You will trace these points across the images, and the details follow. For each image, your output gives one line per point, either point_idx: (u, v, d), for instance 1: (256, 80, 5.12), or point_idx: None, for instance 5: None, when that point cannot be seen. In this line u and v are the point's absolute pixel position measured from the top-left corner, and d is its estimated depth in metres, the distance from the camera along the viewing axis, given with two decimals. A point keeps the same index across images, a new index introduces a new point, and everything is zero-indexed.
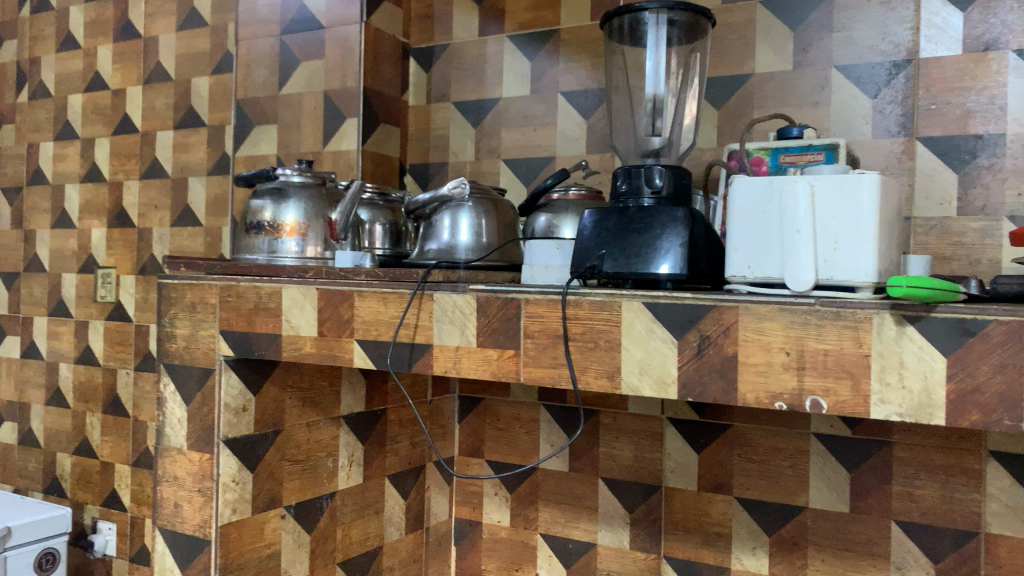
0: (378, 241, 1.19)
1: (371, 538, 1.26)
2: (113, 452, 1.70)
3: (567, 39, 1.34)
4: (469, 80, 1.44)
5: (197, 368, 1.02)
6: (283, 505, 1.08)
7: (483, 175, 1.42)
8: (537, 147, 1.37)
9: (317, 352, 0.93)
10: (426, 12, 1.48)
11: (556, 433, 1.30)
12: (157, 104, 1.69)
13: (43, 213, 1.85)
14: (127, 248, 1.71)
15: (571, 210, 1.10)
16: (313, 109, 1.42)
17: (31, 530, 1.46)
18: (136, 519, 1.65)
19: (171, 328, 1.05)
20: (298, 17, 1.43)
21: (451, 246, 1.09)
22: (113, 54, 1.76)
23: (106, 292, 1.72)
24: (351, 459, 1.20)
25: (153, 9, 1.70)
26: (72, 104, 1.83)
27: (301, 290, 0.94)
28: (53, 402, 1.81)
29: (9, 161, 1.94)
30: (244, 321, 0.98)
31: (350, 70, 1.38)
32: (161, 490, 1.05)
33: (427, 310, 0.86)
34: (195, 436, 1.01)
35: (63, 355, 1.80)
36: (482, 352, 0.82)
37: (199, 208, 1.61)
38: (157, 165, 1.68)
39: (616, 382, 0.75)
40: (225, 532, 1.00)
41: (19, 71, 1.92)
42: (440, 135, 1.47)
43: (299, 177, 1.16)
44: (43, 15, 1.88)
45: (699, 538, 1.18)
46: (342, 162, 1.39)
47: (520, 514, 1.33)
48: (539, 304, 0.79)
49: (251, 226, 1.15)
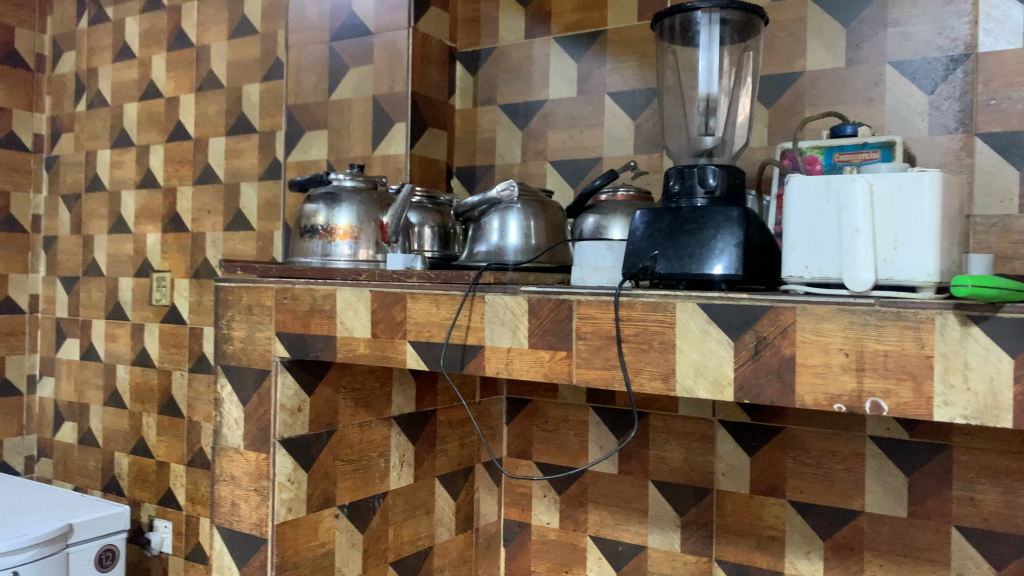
0: (427, 244, 1.20)
1: (422, 538, 1.27)
2: (169, 452, 1.74)
3: (614, 40, 1.34)
4: (515, 83, 1.44)
5: (253, 369, 1.04)
6: (336, 504, 1.10)
7: (530, 177, 1.43)
8: (585, 148, 1.37)
9: (371, 353, 0.94)
10: (473, 15, 1.49)
11: (605, 435, 1.29)
12: (210, 111, 1.72)
13: (101, 219, 1.91)
14: (182, 252, 1.74)
15: (620, 211, 1.09)
16: (362, 114, 1.43)
17: (92, 527, 1.50)
18: (191, 517, 1.69)
19: (228, 330, 1.08)
20: (347, 23, 1.45)
21: (500, 248, 1.10)
22: (167, 63, 1.81)
23: (161, 295, 1.77)
24: (402, 459, 1.21)
25: (205, 18, 1.74)
26: (127, 113, 1.88)
27: (355, 292, 0.95)
28: (111, 403, 1.86)
29: (68, 168, 1.99)
30: (300, 322, 1.00)
31: (399, 75, 1.39)
32: (218, 490, 1.08)
33: (478, 312, 0.86)
34: (252, 435, 1.04)
35: (120, 357, 1.84)
36: (534, 354, 0.82)
37: (252, 213, 1.64)
38: (210, 171, 1.71)
39: (670, 384, 0.74)
40: (281, 531, 1.02)
41: (78, 82, 1.98)
42: (486, 138, 1.48)
43: (351, 181, 1.18)
44: (100, 27, 1.94)
45: (751, 542, 1.17)
46: (390, 166, 1.41)
47: (570, 516, 1.33)
48: (591, 305, 0.79)
49: (305, 229, 1.17)
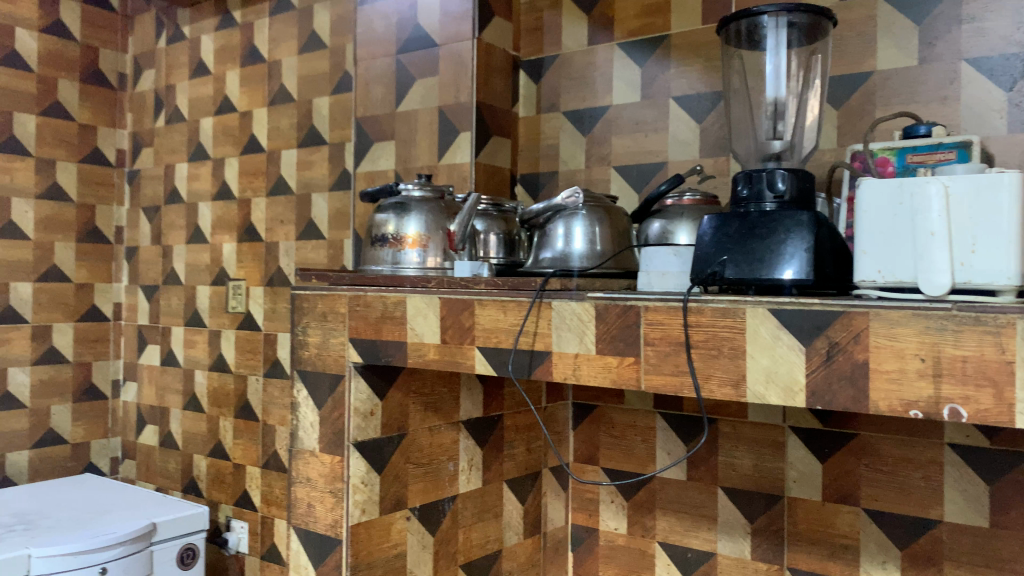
0: (493, 250, 1.22)
1: (491, 542, 1.28)
2: (245, 454, 1.80)
3: (678, 44, 1.33)
4: (579, 89, 1.45)
5: (328, 374, 1.08)
6: (408, 507, 1.12)
7: (594, 182, 1.43)
8: (649, 153, 1.36)
9: (441, 358, 0.96)
10: (535, 24, 1.51)
11: (673, 441, 1.29)
12: (282, 124, 1.78)
13: (180, 230, 1.98)
14: (256, 261, 1.80)
15: (686, 215, 1.09)
16: (428, 124, 1.46)
17: (174, 526, 1.56)
18: (267, 518, 1.74)
19: (304, 336, 1.11)
20: (413, 36, 1.48)
21: (566, 254, 1.10)
22: (241, 78, 1.87)
23: (237, 303, 1.83)
24: (470, 463, 1.23)
25: (277, 33, 1.80)
26: (203, 127, 1.95)
27: (424, 299, 0.97)
28: (190, 407, 1.93)
29: (148, 181, 2.08)
30: (372, 329, 1.03)
31: (464, 85, 1.42)
32: (295, 491, 1.11)
33: (546, 318, 0.87)
34: (327, 439, 1.07)
35: (198, 362, 1.91)
36: (602, 360, 0.83)
37: (323, 222, 1.68)
38: (283, 182, 1.77)
39: (741, 390, 0.74)
40: (355, 532, 1.05)
41: (157, 98, 2.07)
42: (550, 145, 1.49)
43: (419, 192, 1.21)
44: (178, 45, 2.02)
45: (824, 551, 1.15)
46: (456, 174, 1.43)
47: (638, 522, 1.33)
48: (660, 311, 0.79)
49: (375, 238, 1.20)
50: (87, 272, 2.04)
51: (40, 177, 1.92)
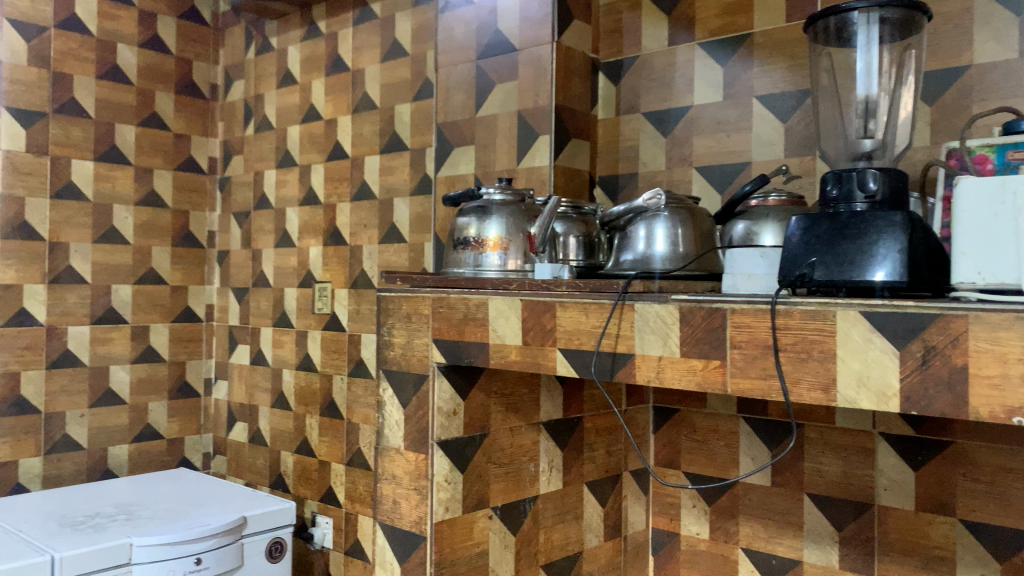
0: (573, 253, 1.22)
1: (572, 543, 1.28)
2: (330, 452, 1.85)
3: (761, 42, 1.31)
4: (659, 90, 1.44)
5: (412, 373, 1.10)
6: (490, 506, 1.14)
7: (675, 184, 1.42)
8: (731, 154, 1.35)
9: (523, 360, 0.97)
10: (615, 26, 1.51)
11: (757, 446, 1.27)
12: (365, 131, 1.82)
13: (269, 234, 2.05)
14: (341, 264, 1.85)
15: (771, 216, 1.07)
16: (508, 128, 1.48)
17: (264, 520, 1.61)
18: (351, 514, 1.79)
19: (389, 337, 1.14)
20: (493, 42, 1.50)
21: (647, 257, 1.10)
22: (326, 87, 1.93)
23: (323, 304, 1.88)
24: (551, 464, 1.23)
25: (360, 43, 1.85)
26: (290, 135, 2.01)
27: (506, 301, 0.99)
28: (278, 405, 1.99)
29: (238, 188, 2.15)
30: (455, 330, 1.05)
31: (543, 88, 1.42)
32: (381, 488, 1.14)
33: (628, 320, 0.87)
34: (411, 437, 1.09)
35: (286, 362, 1.98)
36: (687, 362, 0.82)
37: (404, 226, 1.72)
38: (367, 187, 1.81)
39: (831, 394, 0.73)
40: (439, 529, 1.07)
41: (246, 108, 2.14)
42: (630, 146, 1.49)
43: (501, 195, 1.22)
44: (266, 56, 2.10)
45: (918, 562, 1.11)
46: (535, 178, 1.44)
47: (720, 527, 1.31)
48: (746, 313, 0.78)
49: (457, 241, 1.22)
50: (181, 275, 2.13)
51: (139, 184, 2.03)
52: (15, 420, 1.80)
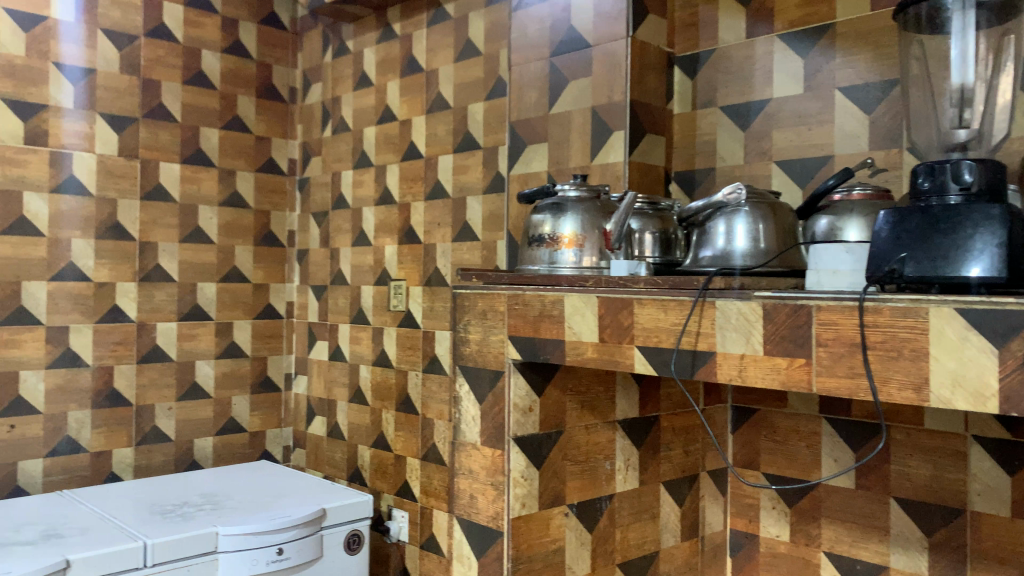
0: (649, 250, 1.21)
1: (649, 543, 1.27)
2: (405, 446, 1.88)
3: (844, 32, 1.28)
4: (737, 83, 1.42)
5: (488, 370, 1.11)
6: (566, 503, 1.14)
7: (755, 178, 1.39)
8: (814, 147, 1.31)
9: (599, 357, 0.97)
10: (691, 19, 1.49)
11: (840, 448, 1.23)
12: (439, 130, 1.84)
13: (346, 233, 2.10)
14: (416, 262, 1.88)
15: (855, 210, 1.04)
16: (582, 125, 1.47)
17: (342, 512, 1.65)
18: (426, 509, 1.81)
19: (465, 333, 1.15)
20: (566, 38, 1.49)
21: (727, 253, 1.08)
22: (401, 88, 1.95)
23: (398, 302, 1.91)
24: (627, 463, 1.22)
25: (434, 44, 1.87)
26: (366, 136, 2.05)
27: (582, 298, 0.99)
28: (355, 400, 2.04)
29: (317, 188, 2.20)
30: (531, 327, 1.05)
31: (617, 84, 1.41)
32: (458, 482, 1.15)
33: (709, 318, 0.86)
34: (488, 433, 1.10)
35: (363, 358, 2.02)
36: (770, 361, 0.81)
37: (477, 224, 1.73)
38: (440, 186, 1.83)
39: (923, 395, 0.70)
40: (516, 525, 1.08)
41: (324, 110, 2.19)
42: (707, 141, 1.47)
43: (576, 192, 1.22)
44: (343, 59, 2.14)
45: (1014, 570, 1.06)
46: (610, 174, 1.43)
47: (802, 530, 1.29)
48: (833, 310, 0.76)
49: (533, 239, 1.22)
50: (263, 273, 2.19)
51: (223, 186, 2.10)
52: (108, 412, 1.89)
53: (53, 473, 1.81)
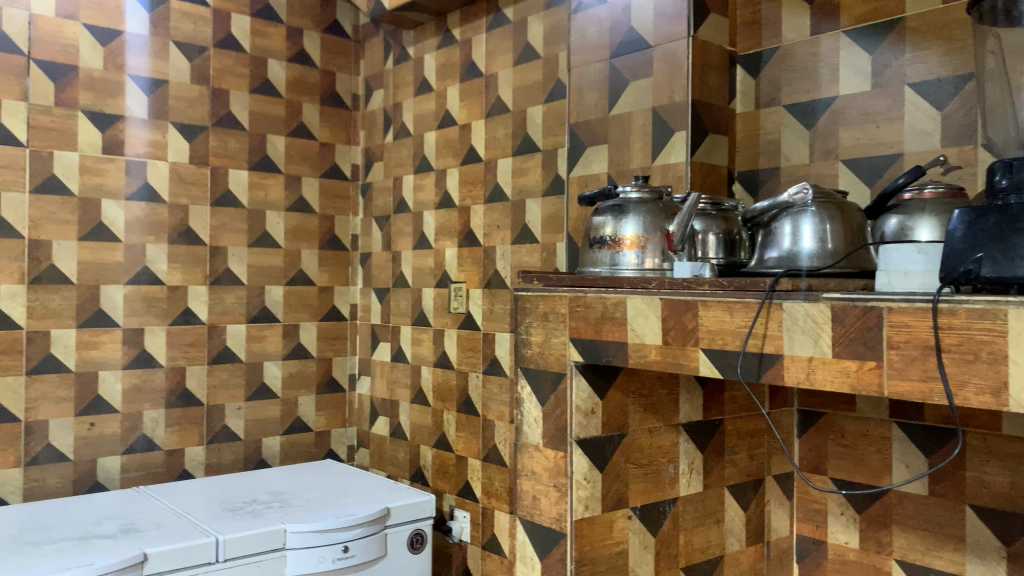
0: (712, 251, 1.20)
1: (713, 547, 1.26)
2: (466, 447, 1.89)
3: (914, 27, 1.24)
4: (802, 81, 1.40)
5: (550, 372, 1.11)
6: (629, 506, 1.13)
7: (821, 177, 1.37)
8: (882, 145, 1.28)
9: (663, 359, 0.97)
10: (753, 17, 1.47)
11: (912, 454, 1.20)
12: (498, 134, 1.86)
13: (407, 237, 2.13)
14: (476, 265, 1.90)
15: (928, 209, 1.01)
16: (642, 125, 1.46)
17: (406, 512, 1.67)
18: (488, 509, 1.83)
19: (527, 335, 1.16)
20: (626, 39, 1.49)
21: (793, 254, 1.06)
22: (460, 93, 1.97)
23: (458, 304, 1.93)
24: (691, 466, 1.21)
25: (494, 48, 1.88)
26: (427, 141, 2.07)
27: (645, 300, 0.98)
28: (417, 401, 2.06)
29: (379, 193, 2.24)
30: (593, 329, 1.05)
31: (679, 84, 1.40)
32: (521, 483, 1.16)
33: (776, 320, 0.85)
34: (550, 435, 1.11)
35: (424, 359, 2.04)
36: (839, 364, 0.80)
37: (537, 227, 1.74)
38: (500, 189, 1.84)
39: (1002, 399, 0.68)
40: (579, 527, 1.08)
41: (386, 116, 2.22)
42: (771, 140, 1.45)
43: (637, 193, 1.21)
44: (404, 65, 2.17)
45: None
46: (671, 174, 1.42)
47: (872, 537, 1.26)
48: (905, 313, 0.74)
49: (594, 241, 1.22)
50: (328, 276, 2.24)
51: (289, 192, 2.15)
52: (182, 411, 1.95)
53: (130, 469, 1.88)
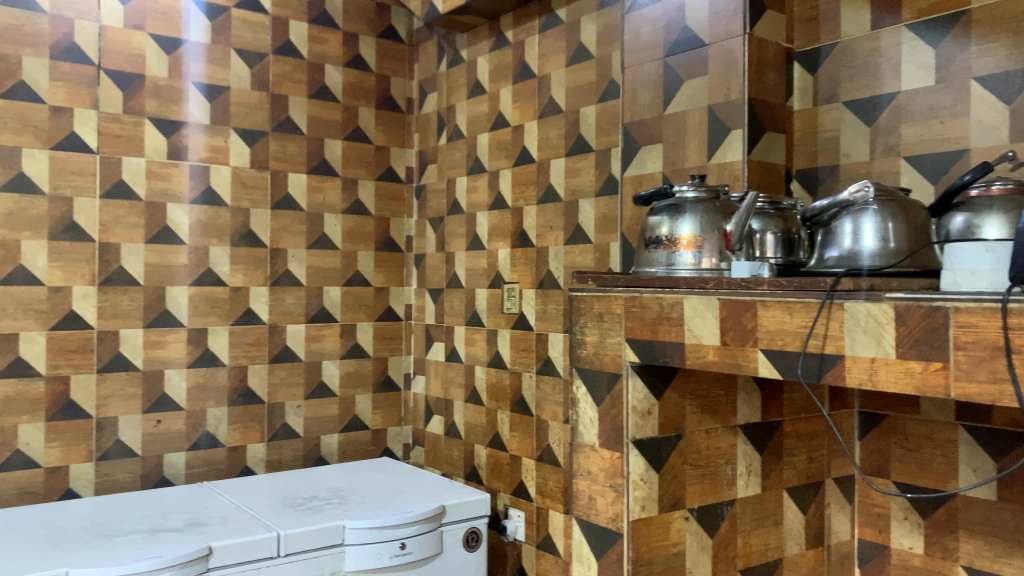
0: (770, 250, 1.19)
1: (772, 550, 1.24)
2: (520, 447, 1.90)
3: (980, 19, 1.21)
4: (861, 77, 1.38)
5: (605, 372, 1.12)
6: (686, 507, 1.13)
7: (883, 175, 1.34)
8: (946, 141, 1.25)
9: (721, 360, 0.96)
10: (811, 13, 1.45)
11: (980, 458, 1.17)
12: (551, 134, 1.86)
13: (461, 238, 2.15)
14: (529, 265, 1.90)
15: (996, 207, 0.97)
16: (698, 124, 1.45)
17: (461, 510, 1.68)
18: (542, 509, 1.83)
19: (582, 335, 1.16)
20: (681, 38, 1.48)
21: (854, 253, 1.05)
22: (514, 94, 1.98)
23: (512, 304, 1.94)
24: (749, 468, 1.20)
25: (547, 49, 1.89)
26: (480, 143, 2.09)
27: (702, 300, 0.98)
28: (471, 400, 2.08)
29: (433, 195, 2.26)
30: (649, 329, 1.05)
31: (735, 82, 1.39)
32: (577, 483, 1.17)
33: (837, 320, 0.84)
34: (606, 435, 1.11)
35: (478, 359, 2.06)
36: (903, 365, 0.78)
37: (590, 227, 1.74)
38: (553, 190, 1.85)
39: None
40: (636, 527, 1.08)
41: (440, 118, 2.24)
42: (830, 138, 1.43)
43: (694, 192, 1.20)
44: (457, 68, 2.19)
45: None
46: (728, 173, 1.41)
47: (937, 542, 1.23)
48: (972, 313, 0.73)
49: (649, 241, 1.22)
50: (384, 277, 2.27)
51: (346, 195, 2.19)
52: (243, 409, 2.00)
53: (194, 465, 1.93)
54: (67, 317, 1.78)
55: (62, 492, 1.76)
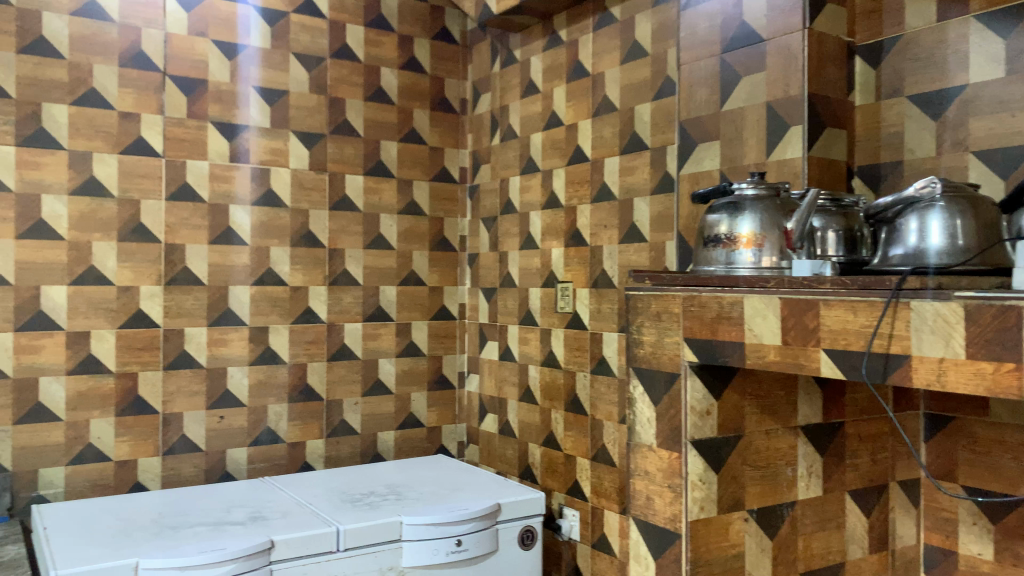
0: (832, 249, 1.17)
1: (834, 554, 1.22)
2: (575, 446, 1.90)
3: None
4: (927, 70, 1.34)
5: (663, 372, 1.11)
6: (746, 508, 1.12)
7: (950, 171, 1.31)
8: (1018, 135, 1.21)
9: (782, 360, 0.95)
10: (873, 6, 1.42)
11: None
12: (605, 133, 1.86)
13: (514, 237, 2.15)
14: (583, 264, 1.90)
15: None
16: (756, 121, 1.43)
17: (516, 508, 1.69)
18: (597, 508, 1.83)
19: (639, 335, 1.16)
20: (739, 34, 1.46)
21: (920, 251, 1.02)
22: (567, 93, 1.98)
23: (566, 304, 1.94)
24: (810, 470, 1.18)
25: (600, 48, 1.88)
26: (534, 142, 2.09)
27: (763, 299, 0.97)
28: (525, 399, 2.09)
29: (486, 195, 2.27)
30: (708, 329, 1.04)
31: (794, 78, 1.37)
32: (634, 483, 1.16)
33: (903, 319, 0.82)
34: (664, 435, 1.10)
35: (532, 358, 2.06)
36: (973, 365, 0.77)
37: (645, 226, 1.73)
38: (607, 188, 1.84)
39: None
40: (694, 528, 1.07)
41: (493, 118, 2.26)
42: (894, 133, 1.39)
43: (753, 190, 1.18)
44: (511, 68, 2.20)
45: None
46: (787, 170, 1.38)
47: (1009, 548, 1.18)
48: None
49: (708, 239, 1.21)
50: (438, 276, 2.30)
51: (401, 196, 2.22)
52: (302, 406, 2.04)
53: (256, 461, 1.98)
54: (135, 316, 1.84)
55: (131, 485, 1.83)
